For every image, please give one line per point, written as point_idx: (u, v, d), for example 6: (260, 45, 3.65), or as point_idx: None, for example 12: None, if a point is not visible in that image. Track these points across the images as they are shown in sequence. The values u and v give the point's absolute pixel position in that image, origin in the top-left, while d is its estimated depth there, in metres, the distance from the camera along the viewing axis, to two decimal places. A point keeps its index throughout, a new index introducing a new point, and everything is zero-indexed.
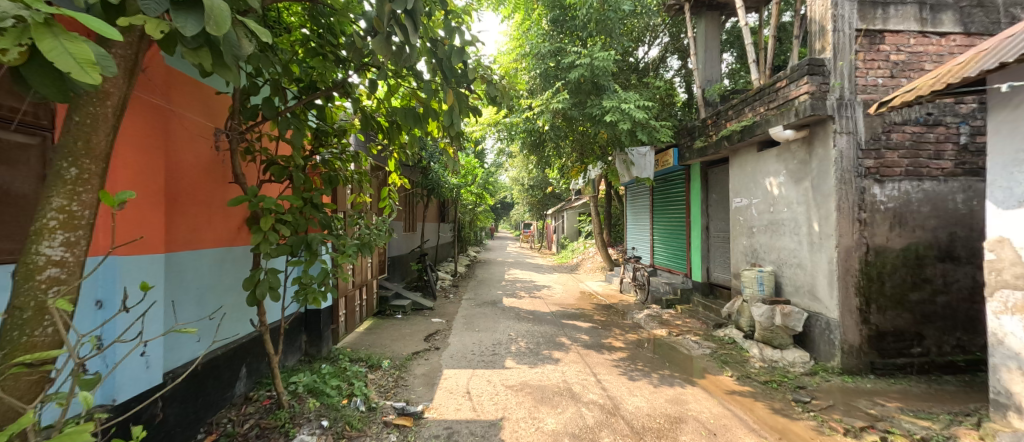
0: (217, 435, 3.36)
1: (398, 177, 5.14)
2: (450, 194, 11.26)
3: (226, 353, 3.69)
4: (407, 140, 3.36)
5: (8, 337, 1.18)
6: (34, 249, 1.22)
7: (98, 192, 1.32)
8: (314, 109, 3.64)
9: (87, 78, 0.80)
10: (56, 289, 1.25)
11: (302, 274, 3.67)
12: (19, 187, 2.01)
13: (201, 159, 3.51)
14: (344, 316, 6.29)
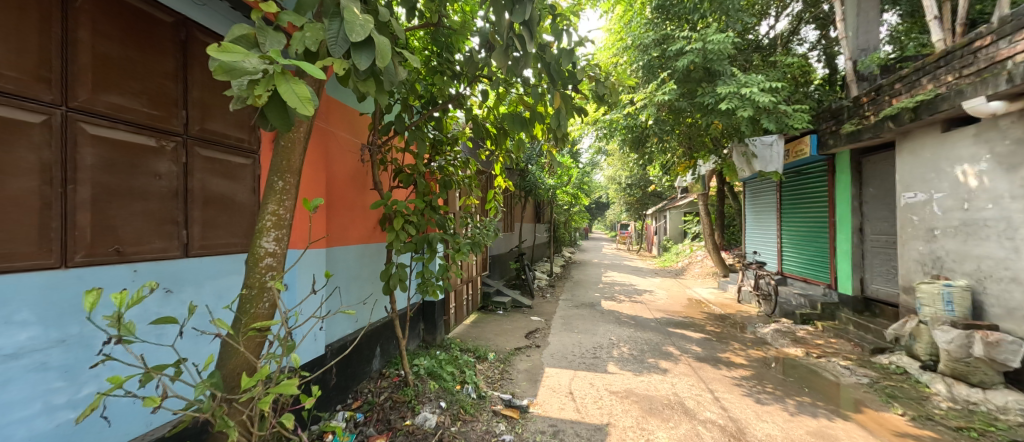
0: (361, 402, 3.98)
1: (503, 181, 5.38)
2: (546, 194, 11.37)
3: (366, 334, 4.31)
4: (515, 144, 3.49)
5: (243, 308, 1.59)
6: (258, 243, 1.62)
7: (293, 198, 1.70)
8: (433, 121, 4.02)
9: (307, 111, 1.03)
10: (271, 274, 1.64)
11: (424, 268, 4.12)
12: (240, 197, 2.65)
13: (349, 170, 4.19)
14: (454, 309, 6.84)
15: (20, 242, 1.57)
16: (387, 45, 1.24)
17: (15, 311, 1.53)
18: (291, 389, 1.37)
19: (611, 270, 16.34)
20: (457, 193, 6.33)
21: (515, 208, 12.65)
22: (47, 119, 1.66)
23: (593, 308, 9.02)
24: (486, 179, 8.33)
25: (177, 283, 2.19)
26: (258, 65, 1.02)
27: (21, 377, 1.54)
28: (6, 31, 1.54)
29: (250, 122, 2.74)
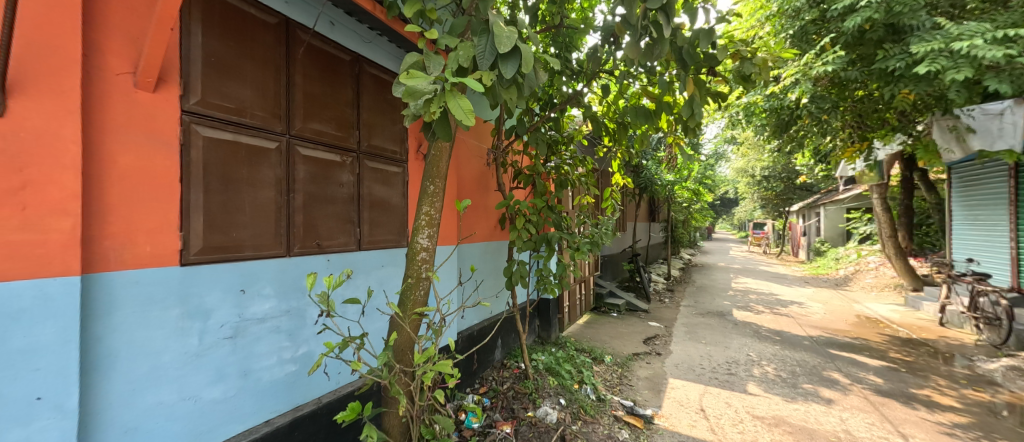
0: (487, 388, 4.27)
1: (620, 177, 5.15)
2: (665, 191, 10.43)
3: (489, 325, 4.58)
4: (639, 138, 3.27)
5: (405, 295, 1.83)
6: (416, 239, 1.86)
7: (440, 200, 1.91)
8: (552, 122, 4.01)
9: (469, 121, 1.14)
10: (426, 266, 1.87)
11: (543, 267, 4.16)
12: (394, 199, 3.13)
13: (475, 173, 4.52)
14: (568, 307, 6.82)
15: (264, 237, 2.09)
16: (530, 51, 1.29)
17: (262, 287, 2.08)
18: (445, 368, 1.53)
19: (745, 276, 14.18)
20: (569, 192, 6.27)
21: (628, 207, 11.95)
22: (277, 144, 2.19)
23: (724, 317, 7.98)
24: (598, 177, 8.06)
25: (354, 271, 2.69)
26: (432, 86, 1.20)
27: (265, 336, 2.09)
28: (256, 81, 2.09)
29: (402, 136, 3.22)
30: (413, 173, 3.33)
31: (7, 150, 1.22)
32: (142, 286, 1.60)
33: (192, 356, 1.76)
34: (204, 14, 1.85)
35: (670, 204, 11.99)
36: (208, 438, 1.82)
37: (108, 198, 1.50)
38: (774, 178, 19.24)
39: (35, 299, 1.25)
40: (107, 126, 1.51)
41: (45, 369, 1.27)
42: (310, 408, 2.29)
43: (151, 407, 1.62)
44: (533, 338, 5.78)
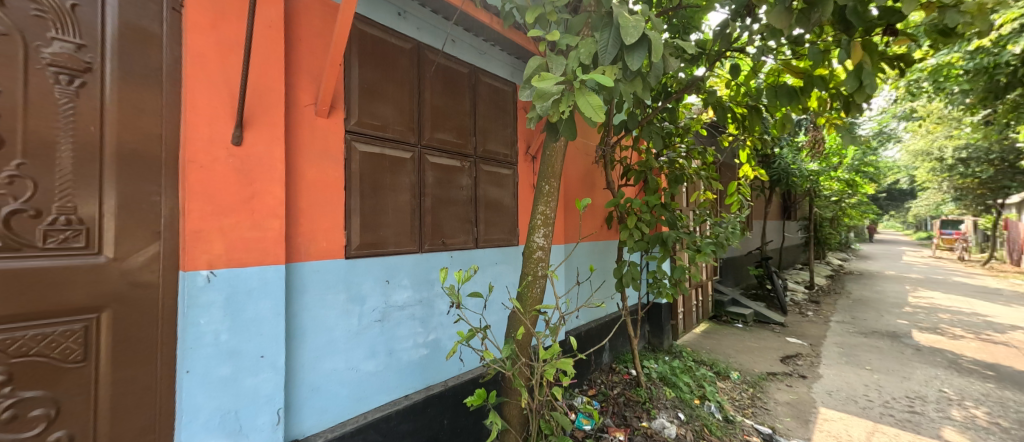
0: (596, 391, 4.06)
1: (751, 169, 4.45)
2: (807, 183, 8.76)
3: (596, 326, 4.37)
4: (783, 121, 2.74)
5: (523, 292, 1.89)
6: (532, 238, 1.91)
7: (551, 199, 1.93)
8: (666, 114, 3.62)
9: (599, 117, 1.15)
10: (542, 265, 1.90)
11: (656, 269, 3.73)
12: (506, 200, 3.27)
13: (581, 169, 4.35)
14: (683, 314, 6.22)
15: (403, 235, 2.40)
16: (659, 38, 1.23)
17: (402, 279, 2.39)
18: (567, 366, 1.52)
19: (927, 288, 11.08)
20: (685, 188, 5.64)
21: (756, 202, 10.33)
22: (411, 154, 2.49)
23: (897, 340, 6.36)
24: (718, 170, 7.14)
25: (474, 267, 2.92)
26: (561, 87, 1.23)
27: (405, 321, 2.40)
28: (396, 100, 2.41)
29: (512, 139, 3.37)
30: (522, 174, 3.47)
31: (243, 169, 1.56)
32: (321, 274, 1.98)
33: (353, 334, 2.12)
34: (359, 49, 2.22)
35: (814, 198, 10.01)
36: (366, 403, 2.17)
37: (299, 203, 1.90)
38: (977, 161, 14.50)
39: (262, 280, 1.61)
40: (298, 147, 1.89)
41: (267, 334, 1.63)
42: (439, 388, 2.55)
43: (327, 372, 1.99)
44: (644, 344, 5.41)
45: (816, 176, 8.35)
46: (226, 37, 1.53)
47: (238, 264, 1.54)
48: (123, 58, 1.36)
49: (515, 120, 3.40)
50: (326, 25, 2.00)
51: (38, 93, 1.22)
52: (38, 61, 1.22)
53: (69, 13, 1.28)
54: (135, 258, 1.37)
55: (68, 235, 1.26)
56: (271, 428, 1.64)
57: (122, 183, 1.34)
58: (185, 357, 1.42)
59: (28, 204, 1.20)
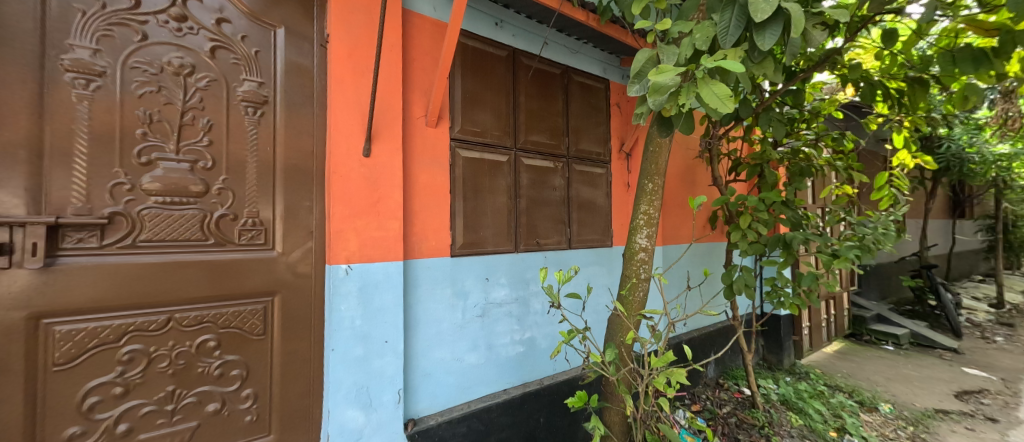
0: (700, 407, 3.65)
1: (909, 157, 3.59)
2: (993, 171, 6.82)
3: (700, 337, 3.90)
4: (967, 95, 2.11)
5: (623, 294, 1.81)
6: (634, 239, 1.83)
7: (652, 198, 1.83)
8: (788, 98, 3.06)
9: (727, 108, 1.03)
10: (644, 268, 1.81)
11: (777, 275, 3.07)
12: (600, 200, 3.19)
13: (681, 165, 3.92)
14: (810, 329, 5.32)
15: (501, 235, 2.51)
16: (800, 10, 1.04)
17: (500, 277, 2.50)
18: (680, 377, 1.40)
19: None
20: (811, 182, 4.83)
21: (912, 197, 8.37)
22: (508, 157, 2.59)
23: None
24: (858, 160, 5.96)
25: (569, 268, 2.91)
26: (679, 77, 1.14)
27: (503, 318, 2.51)
28: (494, 107, 2.53)
29: (606, 137, 3.27)
30: (616, 172, 3.34)
31: (371, 176, 1.79)
32: (431, 270, 2.17)
33: (458, 327, 2.28)
34: (462, 62, 2.38)
35: (1004, 190, 7.75)
36: (469, 393, 2.31)
37: (413, 206, 2.10)
38: None
39: (386, 274, 1.83)
40: (413, 155, 2.10)
41: (390, 322, 1.85)
42: (536, 386, 2.60)
43: (436, 360, 2.18)
44: (758, 360, 4.77)
45: (1009, 162, 6.45)
46: (359, 64, 1.78)
47: (368, 259, 1.78)
48: (288, 90, 1.67)
49: (609, 118, 3.30)
50: (435, 43, 2.18)
51: (234, 123, 1.56)
52: (233, 98, 1.56)
53: (252, 57, 1.60)
54: (295, 253, 1.68)
55: (254, 234, 1.60)
56: (394, 406, 1.85)
57: (286, 191, 1.65)
58: (331, 337, 1.69)
59: (229, 210, 1.54)
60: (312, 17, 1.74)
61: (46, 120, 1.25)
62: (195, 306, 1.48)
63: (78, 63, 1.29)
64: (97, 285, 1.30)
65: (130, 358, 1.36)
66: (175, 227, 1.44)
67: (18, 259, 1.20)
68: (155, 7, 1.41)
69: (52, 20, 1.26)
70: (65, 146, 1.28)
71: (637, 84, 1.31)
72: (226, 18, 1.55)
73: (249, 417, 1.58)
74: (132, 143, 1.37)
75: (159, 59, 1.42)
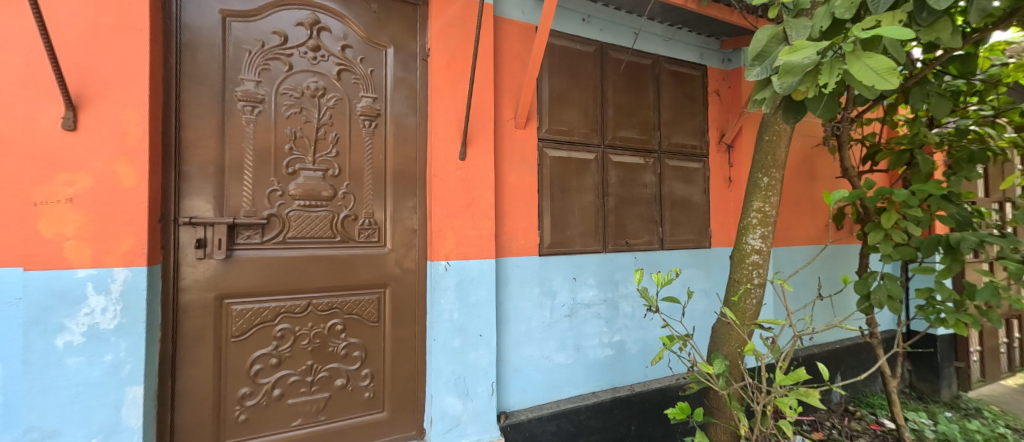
0: (824, 435, 3.12)
1: None
2: None
3: (823, 354, 3.31)
4: None
5: (731, 300, 1.65)
6: (744, 240, 1.65)
7: (765, 194, 1.63)
8: (955, 64, 2.35)
9: (888, 83, 0.77)
10: (757, 272, 1.61)
11: (935, 287, 2.43)
12: (697, 198, 2.94)
13: (799, 152, 3.39)
14: (984, 356, 4.21)
15: (589, 235, 2.47)
16: None
17: (589, 277, 2.45)
18: (814, 401, 1.15)
19: None
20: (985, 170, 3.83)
21: None
22: (595, 155, 2.53)
23: None
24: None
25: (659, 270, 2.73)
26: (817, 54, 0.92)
27: (592, 319, 2.46)
28: (581, 105, 2.49)
29: (703, 129, 3.00)
30: (715, 166, 3.04)
31: (467, 179, 1.90)
32: (520, 268, 2.22)
33: (547, 325, 2.30)
34: (549, 63, 2.39)
35: None
36: (558, 392, 2.31)
37: (504, 206, 2.18)
38: None
39: (480, 271, 1.93)
40: (503, 157, 2.17)
41: (484, 317, 1.94)
42: (626, 392, 2.49)
43: (526, 357, 2.22)
44: (902, 387, 4.00)
45: None
46: (457, 73, 1.90)
47: (464, 256, 1.89)
48: (396, 103, 1.86)
49: (706, 107, 3.02)
50: (523, 46, 2.23)
51: (355, 135, 1.78)
52: (354, 113, 1.78)
53: (368, 76, 1.81)
54: (401, 250, 1.86)
55: (371, 232, 1.81)
56: (488, 397, 1.94)
57: (395, 194, 1.85)
58: (433, 328, 1.83)
59: (351, 211, 1.77)
60: (416, 35, 1.91)
61: (227, 141, 1.57)
62: (326, 293, 1.72)
63: (246, 93, 1.59)
64: (258, 273, 1.60)
65: (281, 335, 1.64)
66: (313, 226, 1.70)
67: (209, 251, 1.53)
68: (297, 42, 1.68)
69: (229, 61, 1.58)
70: (238, 161, 1.59)
71: (757, 66, 1.12)
72: (349, 44, 1.78)
73: (367, 394, 1.79)
74: (282, 156, 1.65)
75: (300, 85, 1.68)
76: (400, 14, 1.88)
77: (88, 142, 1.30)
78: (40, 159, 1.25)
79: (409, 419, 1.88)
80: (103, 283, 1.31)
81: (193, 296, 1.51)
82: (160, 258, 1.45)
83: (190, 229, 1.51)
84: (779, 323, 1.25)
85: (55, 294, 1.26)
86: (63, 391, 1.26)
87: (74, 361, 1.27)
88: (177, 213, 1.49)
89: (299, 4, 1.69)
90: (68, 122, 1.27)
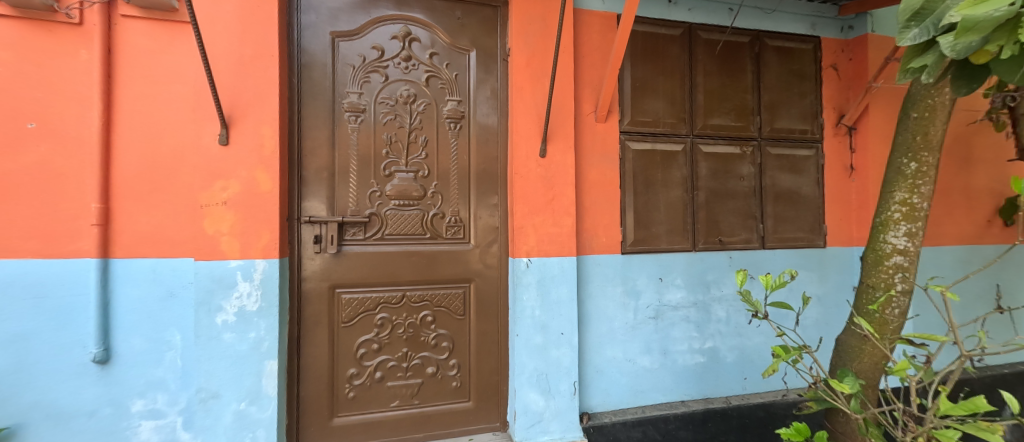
0: None
1: None
2: None
3: (993, 382, 2.65)
4: None
5: (865, 309, 1.40)
6: (882, 238, 1.39)
7: (909, 182, 1.36)
8: None
9: None
10: (901, 276, 1.35)
11: None
12: (807, 190, 2.57)
13: (952, 132, 2.76)
14: None
15: (676, 232, 2.30)
16: None
17: (676, 278, 2.29)
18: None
19: None
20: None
21: None
22: (684, 145, 2.35)
23: None
24: None
25: (760, 272, 2.44)
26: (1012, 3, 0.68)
27: (680, 323, 2.29)
28: (667, 93, 2.33)
29: (815, 110, 2.61)
30: (831, 152, 2.62)
31: (547, 176, 1.89)
32: (602, 267, 2.15)
33: (631, 327, 2.19)
34: (632, 51, 2.27)
35: None
36: (643, 397, 2.20)
37: (584, 203, 2.12)
38: None
39: (561, 268, 1.91)
40: (584, 153, 2.12)
41: (565, 315, 1.91)
42: (720, 404, 2.28)
43: (609, 358, 2.15)
44: None
45: None
46: (537, 71, 1.90)
47: (545, 253, 1.88)
48: (479, 104, 1.92)
49: (819, 84, 2.62)
50: (605, 36, 2.15)
51: (442, 137, 1.88)
52: (441, 116, 1.88)
53: (454, 80, 1.90)
54: (483, 246, 1.93)
55: (456, 230, 1.90)
56: (570, 396, 1.91)
57: (478, 193, 1.92)
58: (515, 323, 1.86)
59: (439, 210, 1.88)
60: (498, 36, 1.95)
61: (336, 149, 1.77)
62: (418, 286, 1.86)
63: (351, 104, 1.78)
64: (361, 266, 1.79)
65: (381, 323, 1.81)
66: (407, 223, 1.84)
67: (324, 246, 1.75)
68: (392, 54, 1.83)
69: (337, 76, 1.77)
70: (345, 166, 1.78)
71: (915, 28, 0.84)
72: (436, 51, 1.88)
73: (455, 383, 1.89)
74: (380, 160, 1.81)
75: (395, 93, 1.83)
76: (482, 17, 1.94)
77: (237, 154, 1.56)
78: (204, 170, 1.54)
79: (493, 410, 1.94)
80: (248, 272, 1.57)
81: (311, 285, 1.74)
82: (288, 251, 1.69)
83: (310, 227, 1.73)
84: (938, 338, 0.99)
85: (215, 279, 1.54)
86: (222, 360, 1.54)
87: (229, 337, 1.54)
88: (299, 213, 1.72)
89: (393, 19, 1.83)
90: (222, 138, 1.54)
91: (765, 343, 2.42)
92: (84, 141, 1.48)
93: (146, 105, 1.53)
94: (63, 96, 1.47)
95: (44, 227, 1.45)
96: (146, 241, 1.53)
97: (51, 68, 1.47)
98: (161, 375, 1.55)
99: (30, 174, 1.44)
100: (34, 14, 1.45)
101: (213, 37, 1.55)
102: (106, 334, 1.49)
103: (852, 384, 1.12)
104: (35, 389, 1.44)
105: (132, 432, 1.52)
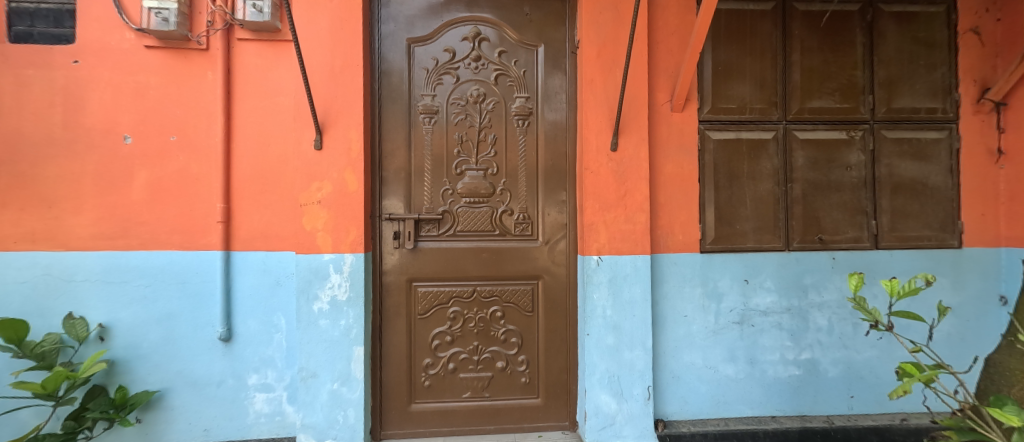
0: None
1: None
2: None
3: None
4: None
5: None
6: None
7: None
8: None
9: None
10: None
11: None
12: (937, 179, 2.15)
13: None
14: None
15: (765, 230, 2.07)
16: None
17: (765, 280, 2.06)
18: None
19: None
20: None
21: None
22: (774, 132, 2.10)
23: None
24: None
25: (873, 276, 2.10)
26: None
27: (772, 330, 2.05)
28: (755, 75, 2.10)
29: (950, 83, 2.17)
30: (971, 133, 2.16)
31: (619, 171, 1.82)
32: (678, 266, 2.01)
33: (711, 332, 2.02)
34: (714, 31, 2.08)
35: None
36: (727, 409, 2.03)
37: (659, 198, 2.00)
38: None
39: (634, 267, 1.82)
40: (658, 145, 1.99)
41: (638, 316, 1.82)
42: (820, 424, 2.02)
43: (687, 364, 2.01)
44: None
45: None
46: (607, 61, 1.82)
47: (617, 252, 1.81)
48: (547, 101, 1.91)
49: (955, 52, 2.17)
50: (682, 19, 2.00)
51: (511, 135, 1.90)
52: (509, 114, 1.90)
53: (522, 77, 1.90)
54: (551, 243, 1.91)
55: (524, 228, 1.91)
56: (643, 401, 1.83)
57: (547, 190, 1.90)
58: (586, 323, 1.81)
59: (507, 207, 1.90)
60: (566, 29, 1.92)
61: (412, 149, 1.87)
62: (487, 281, 1.89)
63: (425, 106, 1.86)
64: (434, 261, 1.87)
65: (454, 316, 1.88)
66: (476, 221, 1.89)
67: (402, 241, 1.86)
68: (463, 55, 1.88)
69: (413, 80, 1.87)
70: (420, 165, 1.88)
71: None
72: (505, 49, 1.90)
73: (524, 379, 1.90)
74: (452, 160, 1.88)
75: (465, 94, 1.88)
76: (550, 11, 1.91)
77: (329, 158, 1.72)
78: (302, 173, 1.71)
79: (562, 409, 1.92)
80: (339, 265, 1.72)
81: (392, 278, 1.86)
82: (371, 246, 1.82)
83: (389, 224, 1.86)
84: None
85: (313, 270, 1.71)
86: (318, 344, 1.71)
87: (324, 323, 1.71)
88: (380, 211, 1.85)
89: (464, 21, 1.88)
90: (317, 143, 1.70)
91: (879, 359, 2.08)
92: (212, 151, 1.74)
93: (258, 118, 1.76)
94: (196, 113, 1.74)
95: (185, 224, 1.73)
96: (258, 236, 1.76)
97: (188, 90, 1.74)
98: (271, 354, 1.77)
99: (174, 179, 1.73)
100: (175, 43, 1.73)
101: (310, 52, 1.72)
102: (229, 317, 1.74)
103: (1016, 415, 0.92)
104: (179, 360, 1.73)
105: (249, 402, 1.76)
